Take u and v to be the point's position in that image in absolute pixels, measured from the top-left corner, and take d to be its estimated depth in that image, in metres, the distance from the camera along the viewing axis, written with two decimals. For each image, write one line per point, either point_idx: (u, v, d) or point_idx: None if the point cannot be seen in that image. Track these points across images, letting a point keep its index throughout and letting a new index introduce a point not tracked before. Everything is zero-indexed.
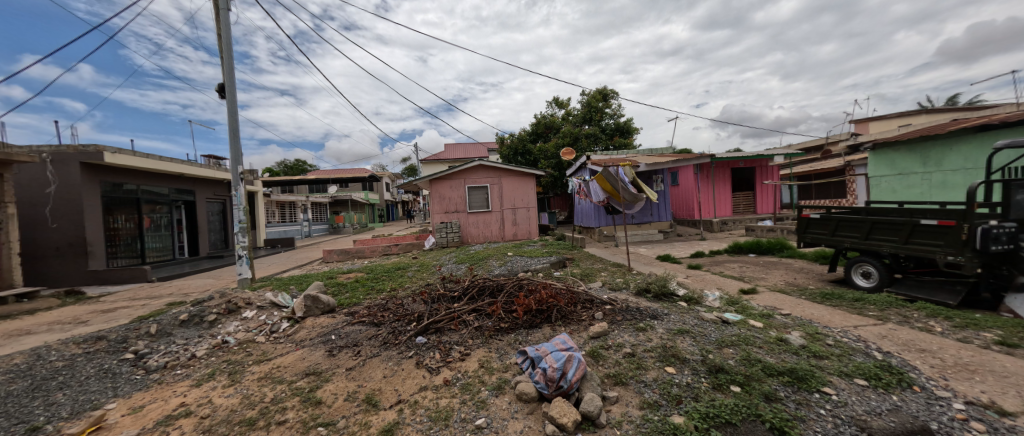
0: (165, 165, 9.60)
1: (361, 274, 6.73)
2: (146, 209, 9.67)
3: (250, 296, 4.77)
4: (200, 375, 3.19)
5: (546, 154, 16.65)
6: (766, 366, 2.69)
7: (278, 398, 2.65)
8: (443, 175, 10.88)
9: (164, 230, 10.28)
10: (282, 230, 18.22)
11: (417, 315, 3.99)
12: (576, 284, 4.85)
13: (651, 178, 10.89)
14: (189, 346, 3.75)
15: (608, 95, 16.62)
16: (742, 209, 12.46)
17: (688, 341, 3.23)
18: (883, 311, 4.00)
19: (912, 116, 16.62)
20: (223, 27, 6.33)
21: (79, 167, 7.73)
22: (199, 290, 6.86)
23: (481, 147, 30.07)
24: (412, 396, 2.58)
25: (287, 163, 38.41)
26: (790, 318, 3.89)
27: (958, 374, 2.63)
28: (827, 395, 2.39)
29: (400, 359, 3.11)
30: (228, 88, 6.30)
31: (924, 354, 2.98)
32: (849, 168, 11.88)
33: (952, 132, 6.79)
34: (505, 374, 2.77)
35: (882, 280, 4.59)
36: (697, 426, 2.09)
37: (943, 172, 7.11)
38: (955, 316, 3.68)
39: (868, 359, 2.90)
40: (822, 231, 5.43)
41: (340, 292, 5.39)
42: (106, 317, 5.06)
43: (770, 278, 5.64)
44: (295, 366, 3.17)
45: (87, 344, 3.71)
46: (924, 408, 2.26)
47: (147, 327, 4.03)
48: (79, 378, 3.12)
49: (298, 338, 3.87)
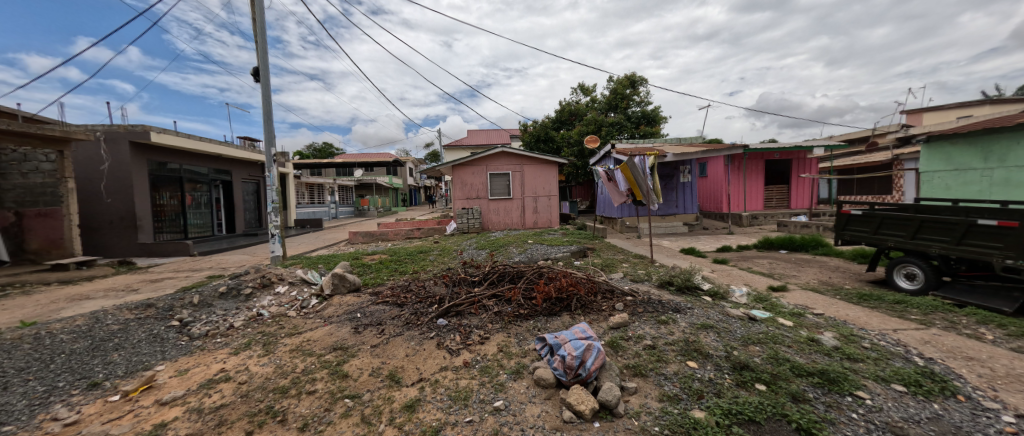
0: (204, 146, 10.06)
1: (385, 256, 6.92)
2: (188, 187, 10.23)
3: (282, 272, 5.01)
4: (237, 344, 3.40)
5: (568, 142, 16.38)
6: (794, 366, 2.60)
7: (308, 369, 2.79)
8: (465, 161, 10.91)
9: (204, 208, 10.86)
10: (310, 211, 18.93)
11: (438, 297, 4.07)
12: (596, 274, 4.81)
13: (678, 169, 10.55)
14: (227, 317, 4.00)
15: (636, 82, 16.08)
16: (774, 204, 11.91)
17: (711, 336, 3.16)
18: (927, 315, 3.76)
19: (973, 106, 15.23)
20: (257, 11, 6.47)
21: (128, 146, 8.24)
22: (235, 265, 7.29)
23: (503, 133, 29.95)
24: (433, 376, 2.65)
25: (315, 146, 39.77)
26: (822, 318, 3.71)
27: (1010, 385, 2.45)
28: (860, 399, 2.27)
29: (421, 339, 3.20)
30: (262, 72, 6.49)
31: (971, 363, 2.79)
32: (897, 162, 11.09)
33: (1020, 124, 6.20)
34: (523, 360, 2.80)
35: (927, 282, 4.30)
36: (718, 422, 2.05)
37: (1006, 168, 6.52)
38: (1010, 324, 3.40)
39: (907, 365, 2.74)
40: (863, 228, 5.11)
41: (365, 273, 5.56)
42: (154, 286, 5.46)
43: (801, 276, 5.39)
44: (324, 341, 3.32)
45: (138, 310, 4.01)
46: (969, 418, 2.11)
47: (189, 298, 4.30)
48: (132, 341, 3.38)
49: (326, 314, 4.04)
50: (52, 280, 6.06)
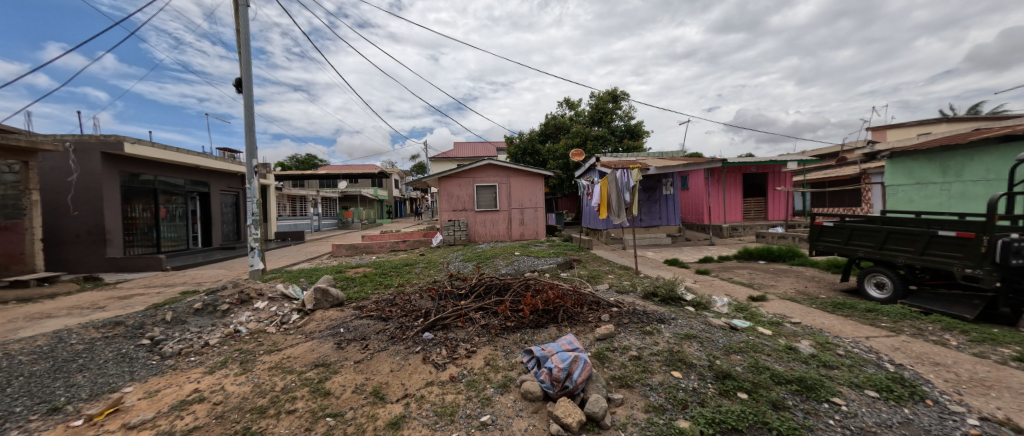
0: (181, 157, 9.79)
1: (369, 269, 6.80)
2: (163, 199, 9.87)
3: (261, 287, 4.86)
4: (212, 362, 3.27)
5: (554, 155, 16.63)
6: (774, 374, 2.67)
7: (287, 388, 2.71)
8: (452, 173, 10.95)
9: (179, 221, 10.48)
10: (292, 223, 18.51)
11: (424, 311, 4.03)
12: (582, 285, 4.85)
13: (660, 181, 10.81)
14: (202, 334, 3.85)
15: (618, 96, 16.58)
16: (752, 215, 12.31)
17: (695, 346, 3.22)
18: (897, 323, 3.93)
19: (932, 124, 16.20)
20: (241, 22, 6.42)
21: (100, 157, 7.96)
22: (212, 279, 7.02)
23: (490, 146, 30.21)
24: (418, 391, 2.61)
25: (299, 158, 39.19)
26: (799, 327, 3.84)
27: (973, 389, 2.58)
28: (836, 406, 2.35)
29: (407, 354, 3.15)
30: (244, 83, 6.41)
31: (938, 368, 2.92)
32: (865, 176, 11.71)
33: (974, 142, 6.64)
34: (510, 373, 2.79)
35: (895, 291, 4.51)
36: (702, 431, 2.08)
37: (963, 182, 6.94)
38: (972, 330, 3.59)
39: (878, 371, 2.86)
40: (834, 239, 5.33)
41: (349, 286, 5.47)
42: (123, 303, 5.20)
43: (780, 285, 5.57)
44: (305, 357, 3.23)
45: (106, 329, 3.83)
46: (937, 422, 2.21)
47: (162, 314, 4.14)
48: (98, 362, 3.21)
49: (307, 330, 3.94)
50: (11, 298, 5.71)
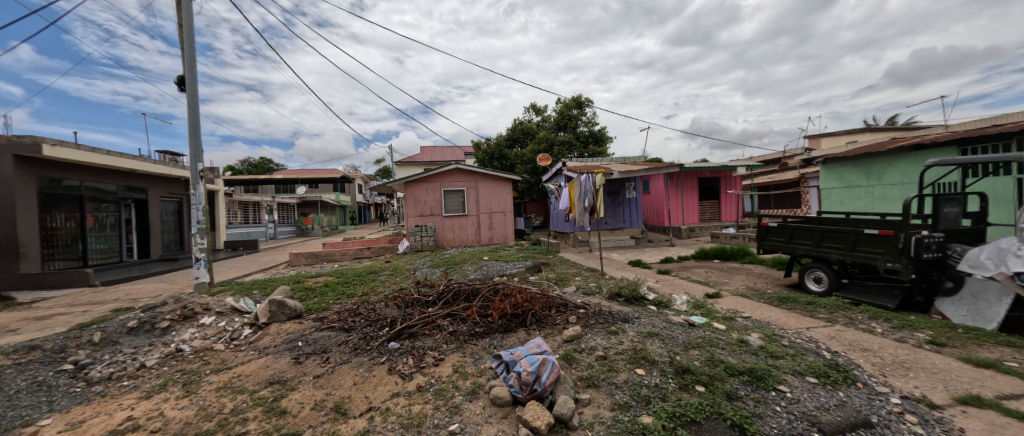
0: (112, 160, 8.90)
1: (330, 278, 6.49)
2: (90, 207, 8.89)
3: (208, 302, 4.50)
4: (150, 386, 2.97)
5: (522, 159, 16.81)
6: (727, 367, 2.83)
7: (238, 409, 2.52)
8: (418, 177, 10.75)
9: (110, 231, 9.48)
10: (243, 232, 17.27)
11: (390, 320, 3.91)
12: (550, 288, 4.90)
13: (624, 185, 11.20)
14: (138, 355, 3.49)
15: (583, 103, 17.09)
16: (708, 217, 13.10)
17: (657, 343, 3.36)
18: (832, 313, 4.32)
19: (858, 134, 18.13)
20: (184, 15, 5.96)
21: (13, 160, 7.05)
22: (149, 295, 6.39)
23: (458, 151, 30.04)
24: (383, 403, 2.52)
25: (251, 162, 36.78)
26: (750, 321, 4.11)
27: (896, 371, 2.88)
28: (782, 393, 2.54)
29: (371, 365, 3.03)
30: (187, 81, 5.94)
31: (867, 353, 3.25)
32: (804, 180, 12.85)
33: (891, 150, 7.49)
34: (479, 379, 2.76)
35: (831, 285, 4.96)
36: (664, 425, 2.16)
37: (883, 186, 7.79)
38: (893, 318, 4.02)
39: (818, 358, 3.13)
40: (779, 238, 5.78)
41: (308, 297, 5.18)
42: (39, 325, 4.59)
43: (733, 282, 5.95)
44: (258, 375, 3.01)
45: (17, 355, 3.36)
46: (867, 403, 2.45)
47: (89, 335, 3.72)
48: (7, 392, 2.81)
49: (261, 345, 3.70)
50: None
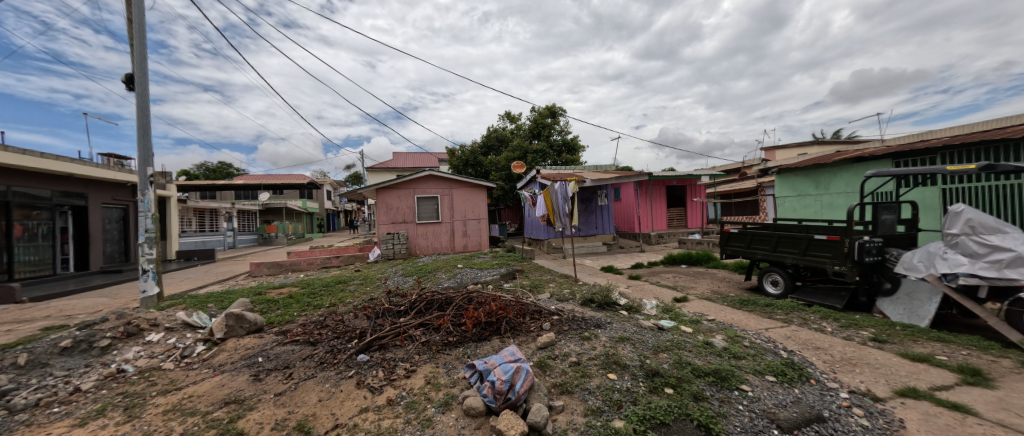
0: (46, 163, 8.18)
1: (295, 289, 6.19)
2: (18, 215, 8.04)
3: (155, 317, 4.16)
4: (84, 412, 2.69)
5: (497, 167, 16.87)
6: (694, 368, 2.94)
7: (188, 433, 2.33)
8: (390, 184, 10.53)
9: (42, 240, 8.59)
10: (199, 241, 16.14)
11: (359, 331, 3.77)
12: (524, 295, 4.91)
13: (597, 193, 11.48)
14: (71, 378, 3.16)
15: (557, 112, 17.45)
16: (676, 223, 13.64)
17: (628, 347, 3.43)
18: (789, 314, 4.59)
19: (807, 146, 19.65)
20: (134, 9, 5.58)
21: None
22: (87, 311, 5.82)
23: (433, 157, 29.74)
24: (351, 419, 2.41)
25: (209, 166, 34.61)
26: (715, 323, 4.30)
27: (844, 367, 3.10)
28: (744, 392, 2.66)
29: (338, 380, 2.91)
30: (136, 79, 5.55)
31: (819, 351, 3.47)
32: (761, 189, 13.72)
33: (836, 161, 8.15)
34: (452, 390, 2.71)
35: (787, 287, 5.29)
36: (636, 428, 2.20)
37: (830, 194, 8.45)
38: (841, 317, 4.33)
39: (776, 358, 3.31)
40: (739, 244, 6.10)
41: (271, 309, 4.90)
42: None
43: (699, 286, 6.20)
44: (213, 395, 2.81)
45: None
46: (819, 398, 2.61)
47: (12, 358, 3.30)
48: None
49: (216, 362, 3.45)
50: None
